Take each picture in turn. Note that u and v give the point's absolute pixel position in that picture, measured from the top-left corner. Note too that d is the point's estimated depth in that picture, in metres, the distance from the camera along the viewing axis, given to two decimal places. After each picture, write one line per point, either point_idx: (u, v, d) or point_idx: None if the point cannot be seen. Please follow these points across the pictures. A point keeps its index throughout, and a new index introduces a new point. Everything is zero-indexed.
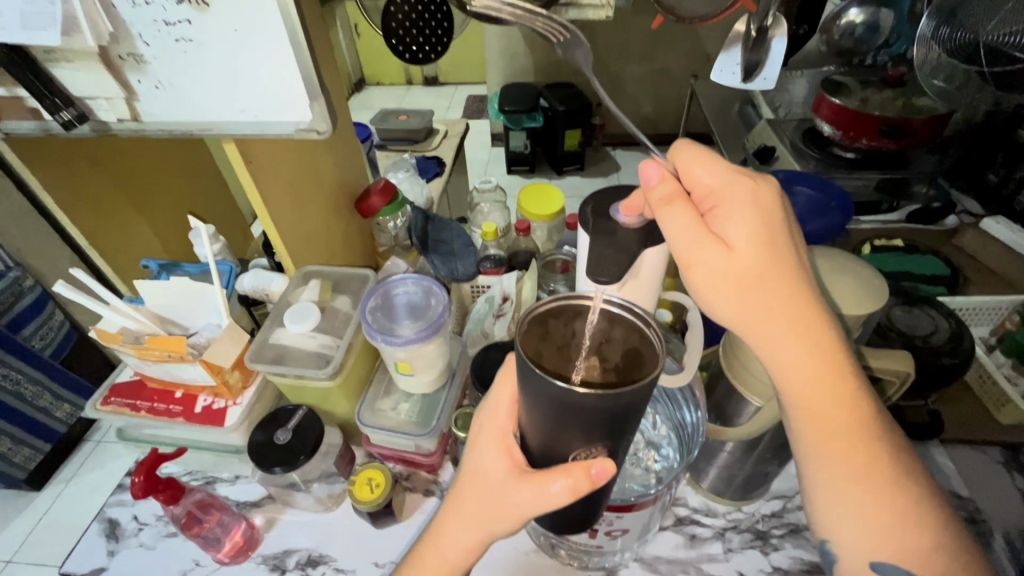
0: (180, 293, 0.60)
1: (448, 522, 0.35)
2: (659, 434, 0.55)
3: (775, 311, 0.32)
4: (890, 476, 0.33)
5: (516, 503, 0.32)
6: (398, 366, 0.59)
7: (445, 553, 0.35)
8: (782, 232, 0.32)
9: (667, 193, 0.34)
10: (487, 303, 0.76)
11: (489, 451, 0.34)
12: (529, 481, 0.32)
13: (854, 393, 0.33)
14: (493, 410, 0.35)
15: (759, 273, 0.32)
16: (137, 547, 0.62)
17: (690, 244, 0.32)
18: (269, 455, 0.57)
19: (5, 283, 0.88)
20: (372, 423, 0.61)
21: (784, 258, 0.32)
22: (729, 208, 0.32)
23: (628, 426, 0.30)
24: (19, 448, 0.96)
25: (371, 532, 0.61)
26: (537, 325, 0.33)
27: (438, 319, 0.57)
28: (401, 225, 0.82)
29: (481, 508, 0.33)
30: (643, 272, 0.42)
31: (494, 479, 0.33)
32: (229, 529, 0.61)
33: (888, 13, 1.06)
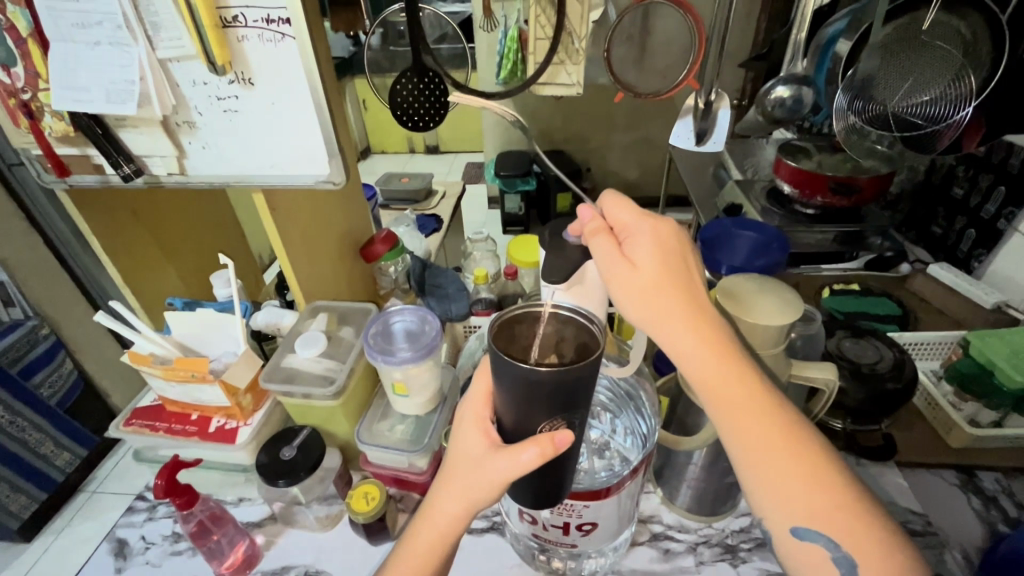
0: (203, 323, 0.68)
1: (441, 496, 0.42)
2: (628, 447, 0.59)
3: (678, 314, 0.40)
4: (794, 447, 0.39)
5: (495, 470, 0.38)
6: (395, 387, 0.66)
7: (439, 522, 0.41)
8: (677, 254, 0.41)
9: (594, 227, 0.43)
10: (476, 340, 0.83)
11: (470, 433, 0.41)
12: (503, 452, 0.38)
13: (751, 379, 0.40)
14: (473, 399, 0.43)
15: (660, 285, 0.40)
16: (143, 564, 0.66)
17: (609, 265, 0.41)
18: (273, 469, 0.62)
19: (21, 332, 1.03)
20: (369, 440, 0.67)
21: (678, 273, 0.41)
22: (636, 237, 0.41)
23: (580, 400, 0.37)
24: (15, 497, 0.99)
25: (366, 547, 0.65)
26: (505, 328, 0.40)
27: (432, 343, 0.64)
28: (401, 270, 0.92)
29: (466, 481, 0.40)
30: (591, 278, 0.54)
31: (475, 455, 0.40)
32: (234, 544, 0.65)
33: (810, 89, 1.09)
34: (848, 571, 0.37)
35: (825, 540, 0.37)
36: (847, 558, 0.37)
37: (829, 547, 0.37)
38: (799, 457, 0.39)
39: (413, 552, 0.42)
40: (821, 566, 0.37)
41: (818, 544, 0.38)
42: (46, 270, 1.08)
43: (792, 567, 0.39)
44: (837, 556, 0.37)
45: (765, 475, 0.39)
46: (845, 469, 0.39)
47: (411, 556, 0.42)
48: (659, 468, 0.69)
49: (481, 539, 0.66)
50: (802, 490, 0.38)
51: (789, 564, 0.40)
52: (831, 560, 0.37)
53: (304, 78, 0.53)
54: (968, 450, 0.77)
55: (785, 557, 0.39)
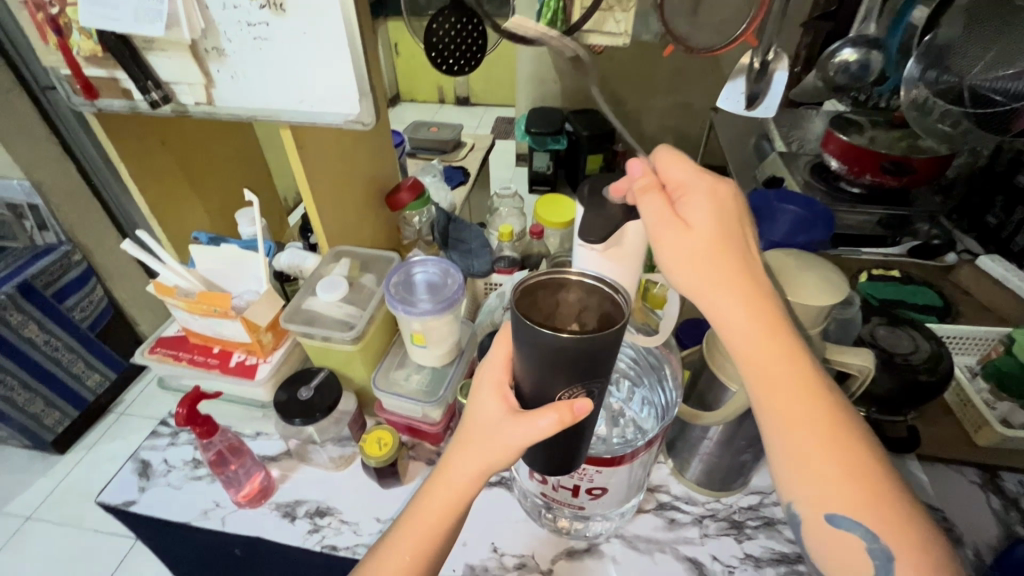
0: (227, 259, 0.69)
1: (455, 458, 0.41)
2: (644, 417, 0.59)
3: (728, 281, 0.38)
4: (836, 430, 0.37)
5: (511, 436, 0.38)
6: (413, 338, 0.66)
7: (455, 484, 0.41)
8: (733, 219, 0.39)
9: (646, 185, 0.41)
10: (498, 297, 0.81)
11: (487, 397, 0.41)
12: (520, 419, 0.38)
13: (797, 353, 0.38)
14: (491, 365, 0.42)
15: (713, 250, 0.38)
16: (164, 486, 0.69)
17: (659, 224, 0.39)
18: (292, 407, 0.63)
19: (56, 257, 1.06)
20: (385, 388, 0.68)
21: (731, 237, 0.39)
22: (691, 198, 0.40)
23: (601, 369, 0.36)
24: (49, 411, 1.11)
25: (377, 490, 0.67)
26: (527, 293, 0.39)
27: (454, 296, 0.64)
28: (425, 221, 0.90)
29: (484, 445, 0.40)
30: (625, 242, 0.52)
31: (493, 420, 0.40)
32: (250, 474, 0.68)
33: (880, 54, 1.03)
34: (882, 562, 0.36)
35: (861, 530, 0.36)
36: (882, 549, 0.35)
37: (864, 538, 0.36)
38: (841, 440, 0.37)
39: (424, 511, 0.42)
40: (853, 557, 0.36)
41: (852, 533, 0.36)
42: (77, 196, 1.09)
43: (821, 555, 0.38)
44: (873, 547, 0.36)
45: (802, 459, 0.37)
46: (888, 460, 0.38)
47: (423, 515, 0.42)
48: (671, 440, 0.68)
49: (488, 492, 0.67)
50: (842, 478, 0.37)
51: (818, 553, 0.38)
52: (864, 550, 0.36)
53: (337, 7, 0.50)
54: (994, 449, 0.74)
55: (814, 543, 0.38)
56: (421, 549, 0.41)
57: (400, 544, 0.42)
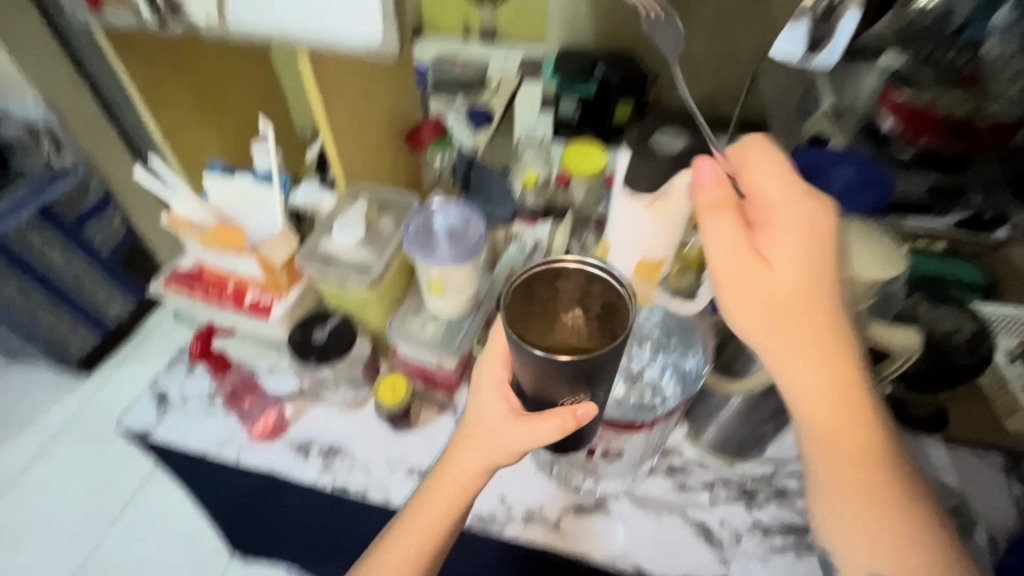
0: (241, 194, 0.66)
1: (459, 452, 0.47)
2: (665, 382, 0.57)
3: (800, 329, 0.39)
4: (877, 477, 0.40)
5: (516, 440, 0.44)
6: (431, 287, 0.63)
7: (459, 478, 0.47)
8: (817, 262, 0.40)
9: (725, 207, 0.41)
10: (518, 248, 0.81)
11: (489, 396, 0.46)
12: (525, 423, 0.44)
13: (858, 403, 0.40)
14: (490, 362, 0.47)
15: (792, 297, 0.39)
16: (181, 416, 0.70)
17: (738, 259, 0.40)
18: (305, 347, 0.64)
19: (73, 181, 1.10)
20: (401, 335, 0.66)
21: (811, 283, 0.39)
22: (776, 235, 0.40)
23: (601, 376, 0.42)
24: None
25: (389, 435, 0.68)
26: (523, 288, 0.43)
27: (475, 246, 0.61)
28: (447, 163, 0.85)
29: (487, 446, 0.46)
30: (672, 198, 0.52)
31: (495, 421, 0.46)
32: (265, 411, 0.69)
33: None
34: None
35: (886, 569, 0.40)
36: None
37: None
38: (879, 487, 0.40)
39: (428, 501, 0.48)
40: None
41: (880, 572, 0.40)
42: None
43: None
44: None
45: (842, 499, 0.41)
46: (925, 510, 0.41)
47: (430, 506, 0.48)
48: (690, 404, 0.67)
49: None
50: (876, 523, 0.40)
51: None
52: None
53: None
54: None
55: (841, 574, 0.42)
56: (425, 541, 0.47)
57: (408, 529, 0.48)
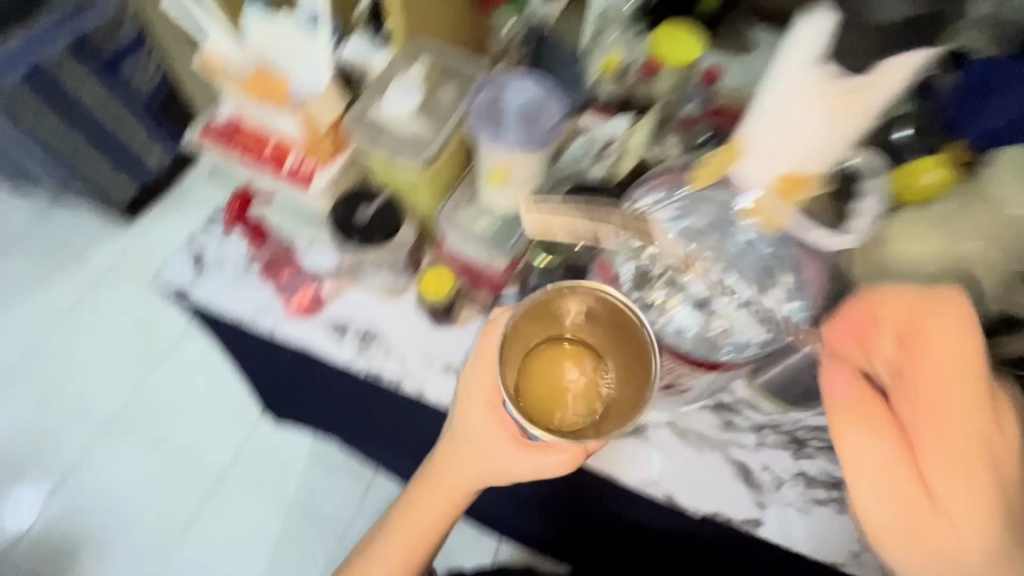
0: (286, 38, 0.56)
1: (455, 467, 0.55)
2: (740, 318, 0.52)
3: (957, 559, 0.36)
4: None
5: (511, 466, 0.52)
6: (490, 175, 0.56)
7: (456, 485, 0.56)
8: (989, 484, 0.36)
9: (860, 412, 0.40)
10: (585, 143, 0.67)
11: (484, 419, 0.52)
12: (524, 454, 0.51)
13: None
14: (481, 387, 0.52)
15: (957, 526, 0.36)
16: (219, 279, 0.68)
17: (885, 476, 0.38)
18: (348, 224, 0.61)
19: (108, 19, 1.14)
20: (451, 227, 0.60)
21: (983, 510, 0.36)
22: (931, 452, 0.37)
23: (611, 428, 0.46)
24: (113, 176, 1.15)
25: (428, 329, 0.64)
26: (521, 321, 0.48)
27: (550, 134, 0.53)
28: (518, 29, 0.71)
29: (480, 467, 0.54)
30: (868, 88, 0.45)
31: (491, 449, 0.52)
32: (302, 287, 0.66)
33: None
34: None
35: None
36: None
37: None
38: None
39: (428, 506, 0.58)
40: None
41: None
42: None
43: None
44: None
45: None
46: None
47: (430, 507, 0.59)
48: None
49: None
50: None
51: None
52: None
53: None
54: None
55: None
56: (427, 531, 0.60)
57: (412, 524, 0.60)
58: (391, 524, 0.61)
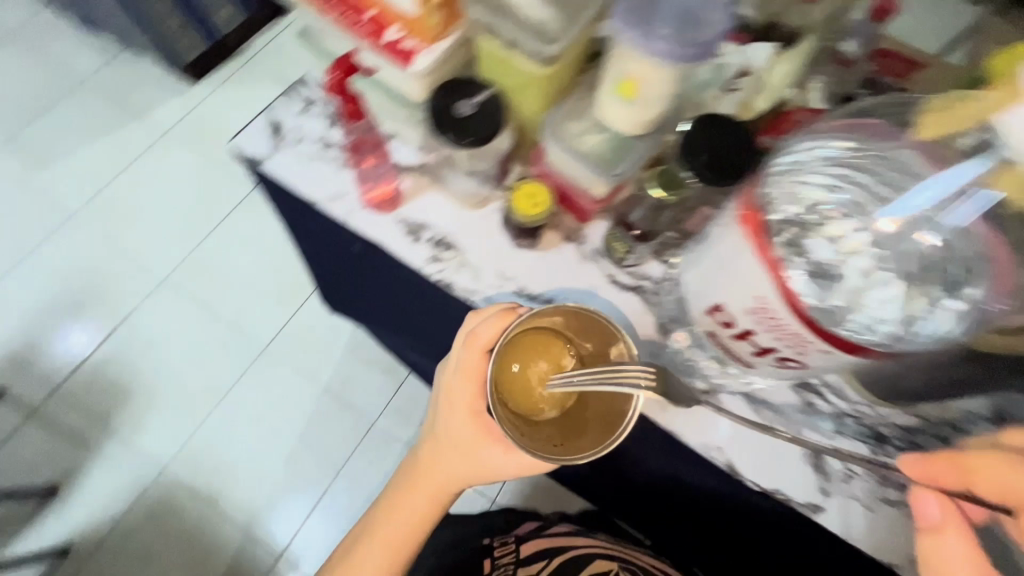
0: None
1: (441, 463, 0.61)
2: (875, 305, 0.42)
3: None
4: None
5: (492, 461, 0.59)
6: (620, 83, 0.48)
7: (440, 477, 0.63)
8: None
9: (944, 524, 0.40)
10: (714, 69, 0.55)
11: (466, 425, 0.58)
12: (504, 450, 0.57)
13: None
14: (463, 398, 0.57)
15: None
16: (297, 154, 0.64)
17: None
18: (446, 120, 0.53)
19: None
20: (557, 138, 0.54)
21: None
22: None
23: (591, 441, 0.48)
24: None
25: (507, 248, 0.61)
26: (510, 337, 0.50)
27: (706, 47, 0.45)
28: None
29: (464, 465, 0.60)
30: None
31: (473, 443, 0.59)
32: (382, 179, 0.62)
33: None
34: None
35: None
36: None
37: None
38: None
39: (414, 499, 0.65)
40: None
41: None
42: None
43: None
44: None
45: None
46: None
47: (416, 499, 0.65)
48: None
49: (619, 296, 0.60)
50: None
51: None
52: None
53: None
54: None
55: None
56: (416, 521, 0.66)
57: (400, 513, 0.66)
58: (383, 513, 0.67)
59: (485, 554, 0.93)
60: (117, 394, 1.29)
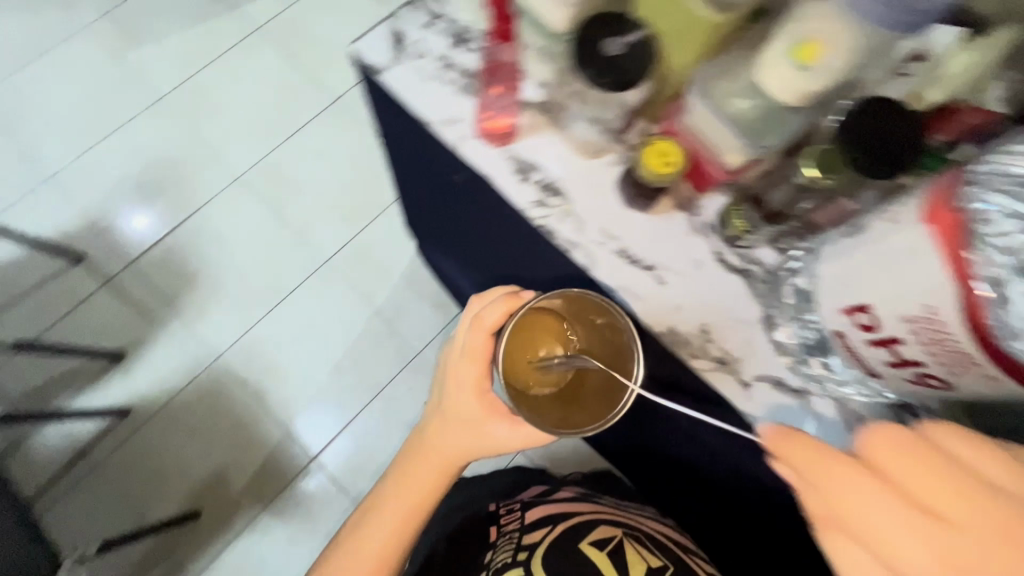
0: None
1: (444, 438, 0.64)
2: None
3: None
4: None
5: (494, 436, 0.62)
6: (803, 43, 0.44)
7: (443, 452, 0.65)
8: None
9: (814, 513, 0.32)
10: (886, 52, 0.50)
11: (470, 403, 0.61)
12: (507, 424, 0.61)
13: None
14: (468, 377, 0.61)
15: None
16: (415, 70, 0.61)
17: None
18: (591, 55, 0.50)
19: None
20: (704, 93, 0.50)
21: None
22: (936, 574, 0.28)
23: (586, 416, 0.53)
24: None
25: (616, 206, 0.59)
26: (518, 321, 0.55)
27: (910, 21, 0.41)
28: None
29: (466, 440, 0.63)
30: None
31: (477, 419, 0.62)
32: (500, 111, 0.59)
33: None
34: None
35: None
36: None
37: None
38: None
39: (414, 477, 0.67)
40: None
41: None
42: None
43: None
44: None
45: None
46: None
47: (416, 478, 0.67)
48: None
49: (723, 277, 0.57)
50: None
51: None
52: None
53: None
54: None
55: None
56: (417, 500, 0.67)
57: (398, 490, 0.67)
58: (388, 491, 0.68)
59: (492, 521, 0.93)
60: (185, 278, 1.35)
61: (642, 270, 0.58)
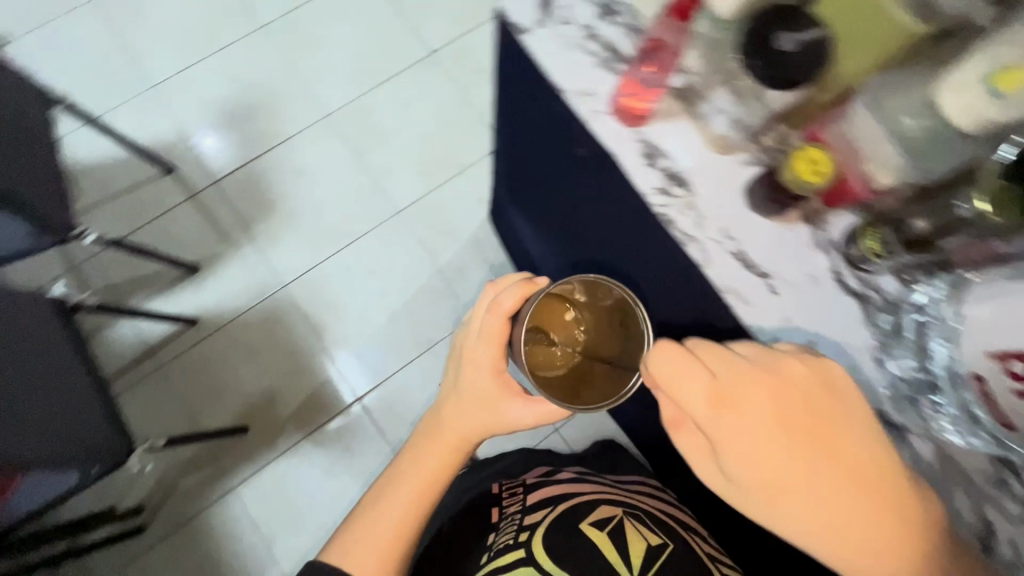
0: None
1: (461, 415, 0.64)
2: None
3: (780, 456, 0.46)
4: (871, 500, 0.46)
5: (511, 415, 0.62)
6: (997, 69, 0.46)
7: (460, 430, 0.65)
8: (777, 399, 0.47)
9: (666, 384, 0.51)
10: None
11: (485, 382, 0.62)
12: (525, 402, 0.61)
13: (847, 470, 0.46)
14: (484, 358, 0.61)
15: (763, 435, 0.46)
16: (557, 35, 0.60)
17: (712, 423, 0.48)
18: (761, 47, 0.53)
19: None
20: (871, 105, 0.51)
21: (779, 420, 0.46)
22: (741, 395, 0.47)
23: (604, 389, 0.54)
24: None
25: (740, 206, 0.57)
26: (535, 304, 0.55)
27: None
28: None
29: (484, 419, 0.63)
30: None
31: (493, 398, 0.62)
32: (640, 91, 0.58)
33: None
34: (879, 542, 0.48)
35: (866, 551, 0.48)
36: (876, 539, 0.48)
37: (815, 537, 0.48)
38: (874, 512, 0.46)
39: (424, 456, 0.66)
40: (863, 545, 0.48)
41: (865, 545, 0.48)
42: None
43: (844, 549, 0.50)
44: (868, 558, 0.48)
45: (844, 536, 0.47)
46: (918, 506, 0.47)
47: (427, 458, 0.66)
48: None
49: (840, 298, 0.55)
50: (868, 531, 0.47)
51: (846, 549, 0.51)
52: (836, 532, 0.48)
53: None
54: None
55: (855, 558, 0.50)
56: (425, 483, 0.66)
57: (408, 468, 0.66)
58: (399, 471, 0.67)
59: (494, 503, 0.91)
60: (265, 205, 1.39)
61: (757, 276, 0.56)
